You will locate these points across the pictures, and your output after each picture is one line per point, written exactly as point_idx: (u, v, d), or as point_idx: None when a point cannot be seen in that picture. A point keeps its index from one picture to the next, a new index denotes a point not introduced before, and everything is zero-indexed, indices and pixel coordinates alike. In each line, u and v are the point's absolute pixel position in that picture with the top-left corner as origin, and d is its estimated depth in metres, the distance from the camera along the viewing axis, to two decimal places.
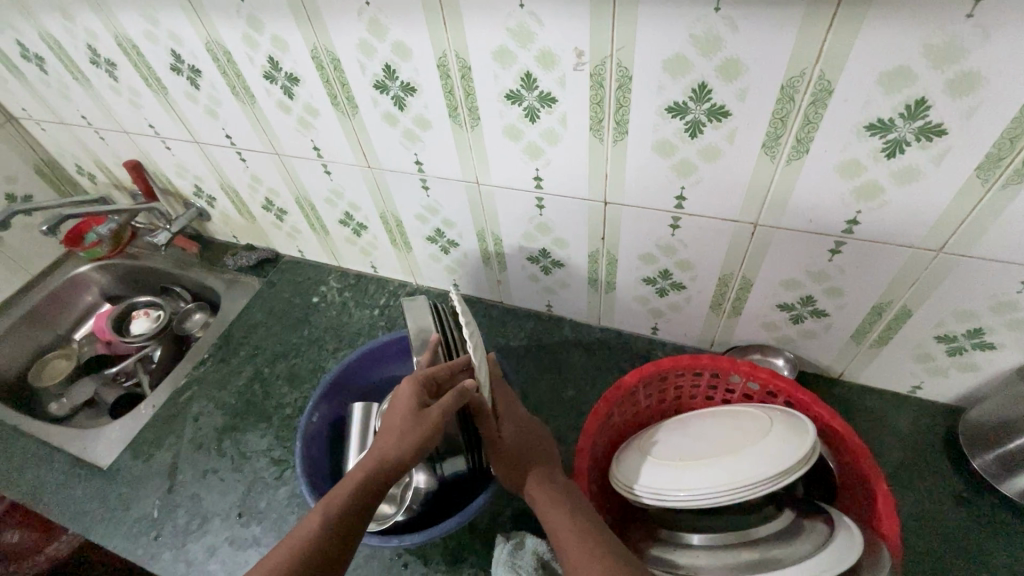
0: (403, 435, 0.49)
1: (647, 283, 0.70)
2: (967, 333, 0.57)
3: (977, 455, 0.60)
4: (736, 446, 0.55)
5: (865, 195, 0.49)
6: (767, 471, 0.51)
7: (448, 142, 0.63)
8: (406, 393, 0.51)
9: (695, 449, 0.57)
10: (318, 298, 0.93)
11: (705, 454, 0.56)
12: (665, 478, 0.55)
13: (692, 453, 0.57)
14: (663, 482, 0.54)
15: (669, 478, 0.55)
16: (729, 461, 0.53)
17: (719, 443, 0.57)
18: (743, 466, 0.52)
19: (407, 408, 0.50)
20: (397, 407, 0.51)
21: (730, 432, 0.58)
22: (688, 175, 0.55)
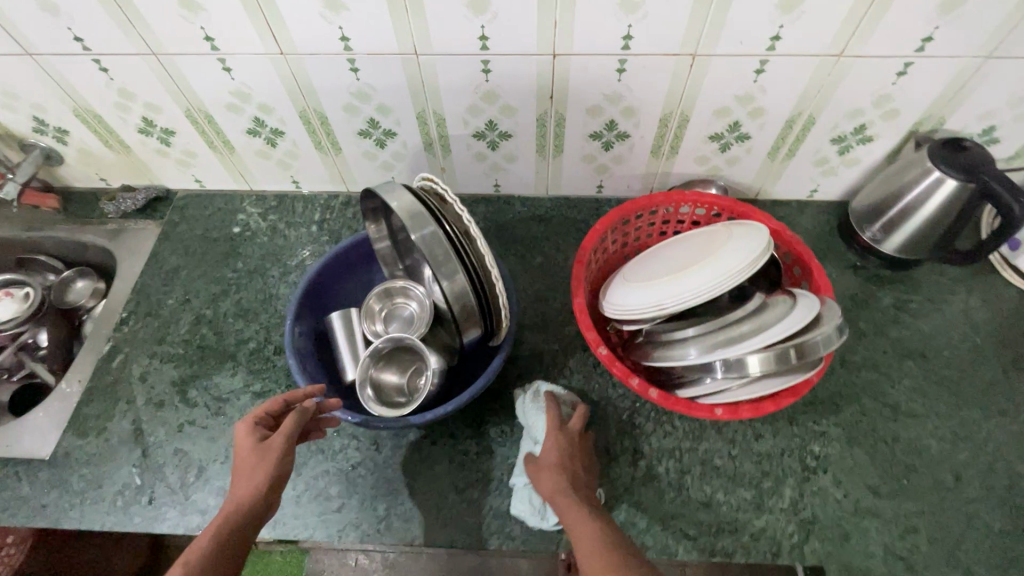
0: (253, 467, 0.48)
1: (593, 139, 0.74)
2: (854, 131, 0.70)
3: (866, 230, 0.75)
4: (707, 253, 0.64)
5: (787, 8, 0.56)
6: (743, 262, 0.60)
7: (380, 6, 0.58)
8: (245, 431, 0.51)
9: (672, 266, 0.65)
10: (240, 227, 0.84)
11: (683, 266, 0.64)
12: (658, 292, 0.62)
13: (671, 269, 0.64)
14: (657, 297, 0.61)
15: (662, 292, 0.62)
16: (709, 265, 0.61)
17: (691, 256, 0.65)
18: (722, 266, 0.61)
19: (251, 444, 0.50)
20: (242, 449, 0.50)
21: (696, 247, 0.66)
22: (635, 11, 0.57)
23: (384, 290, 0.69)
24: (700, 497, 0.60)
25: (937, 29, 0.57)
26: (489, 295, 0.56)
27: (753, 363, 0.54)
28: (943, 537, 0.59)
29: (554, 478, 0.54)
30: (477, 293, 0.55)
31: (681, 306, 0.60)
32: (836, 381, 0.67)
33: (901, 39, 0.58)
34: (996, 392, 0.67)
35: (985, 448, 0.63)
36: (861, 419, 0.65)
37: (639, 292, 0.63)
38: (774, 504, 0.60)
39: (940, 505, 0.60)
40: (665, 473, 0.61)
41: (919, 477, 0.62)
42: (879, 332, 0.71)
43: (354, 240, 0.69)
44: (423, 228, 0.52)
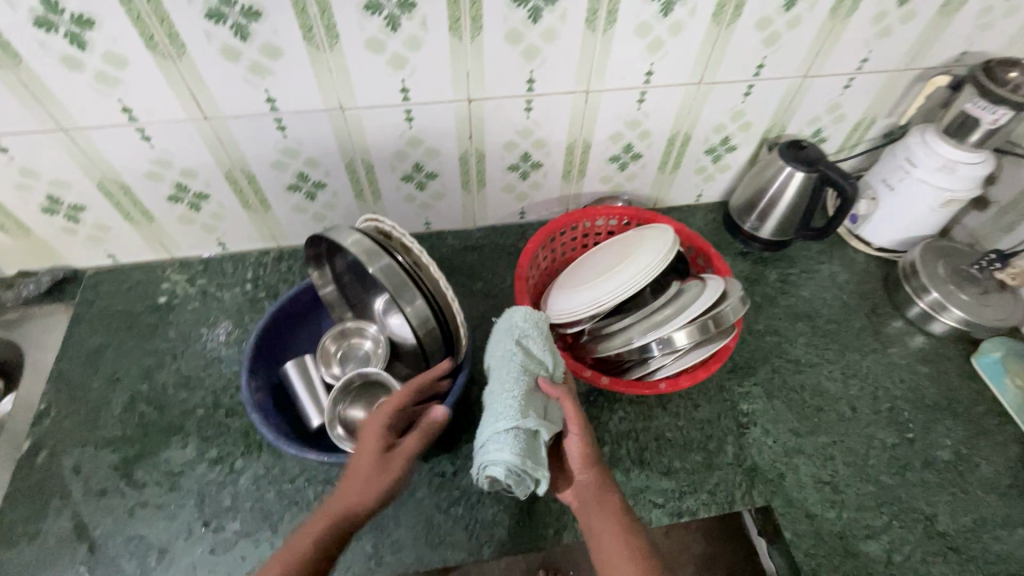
0: (371, 468, 0.52)
1: (511, 170, 0.82)
2: (720, 143, 0.85)
3: (746, 220, 0.89)
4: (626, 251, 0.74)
5: (654, 49, 0.68)
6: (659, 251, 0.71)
7: (305, 68, 0.62)
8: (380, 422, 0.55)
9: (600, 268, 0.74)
10: (166, 296, 0.81)
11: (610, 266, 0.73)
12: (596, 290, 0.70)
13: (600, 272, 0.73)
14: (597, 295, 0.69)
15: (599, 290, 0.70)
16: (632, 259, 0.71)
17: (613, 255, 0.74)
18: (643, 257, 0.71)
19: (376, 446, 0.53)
20: (369, 443, 0.54)
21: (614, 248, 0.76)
22: (535, 59, 0.67)
23: (337, 331, 0.71)
24: (660, 468, 0.68)
25: (766, 58, 0.72)
26: (447, 317, 0.61)
27: (681, 337, 0.64)
28: (854, 459, 0.70)
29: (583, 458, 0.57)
30: (437, 316, 0.59)
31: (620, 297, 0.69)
32: (748, 347, 0.79)
33: (742, 67, 0.73)
34: (866, 334, 0.82)
35: (869, 380, 0.77)
36: (773, 375, 0.76)
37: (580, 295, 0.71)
38: (721, 460, 0.69)
39: (846, 433, 0.72)
40: (627, 453, 0.69)
41: (827, 414, 0.73)
42: (771, 302, 0.85)
43: (300, 288, 0.70)
44: (380, 261, 0.56)
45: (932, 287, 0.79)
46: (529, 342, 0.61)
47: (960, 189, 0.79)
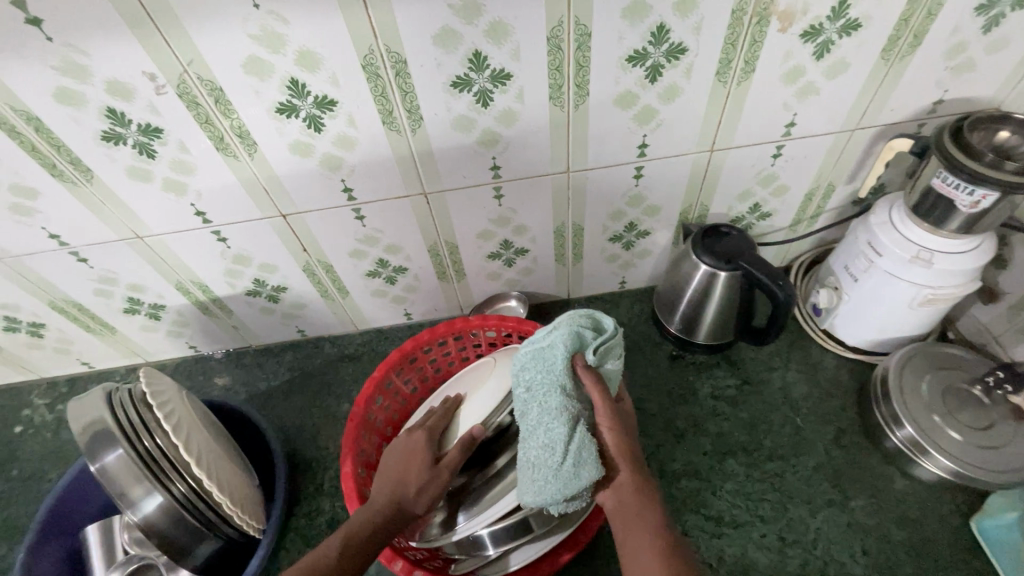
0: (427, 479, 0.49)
1: (373, 277, 0.70)
2: (627, 229, 0.69)
3: (670, 320, 0.72)
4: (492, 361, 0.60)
5: (489, 143, 0.55)
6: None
7: (72, 205, 0.55)
8: (421, 437, 0.52)
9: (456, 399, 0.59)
10: (22, 426, 0.76)
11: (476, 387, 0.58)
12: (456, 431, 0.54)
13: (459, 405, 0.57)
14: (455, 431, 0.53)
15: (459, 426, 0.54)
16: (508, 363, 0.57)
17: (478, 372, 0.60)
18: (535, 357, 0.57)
19: (426, 456, 0.50)
20: (416, 444, 0.52)
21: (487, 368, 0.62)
22: (340, 167, 0.55)
23: None
24: None
25: (646, 136, 0.57)
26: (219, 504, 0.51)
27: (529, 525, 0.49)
28: None
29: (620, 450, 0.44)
30: (203, 508, 0.51)
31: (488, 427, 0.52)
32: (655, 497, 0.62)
33: (619, 148, 0.58)
34: (822, 479, 0.62)
35: (817, 551, 0.57)
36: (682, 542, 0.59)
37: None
38: None
39: None
40: None
41: None
42: (697, 430, 0.67)
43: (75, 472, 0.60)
44: (106, 463, 0.45)
45: (907, 418, 0.59)
46: (552, 454, 0.42)
47: (943, 284, 0.58)
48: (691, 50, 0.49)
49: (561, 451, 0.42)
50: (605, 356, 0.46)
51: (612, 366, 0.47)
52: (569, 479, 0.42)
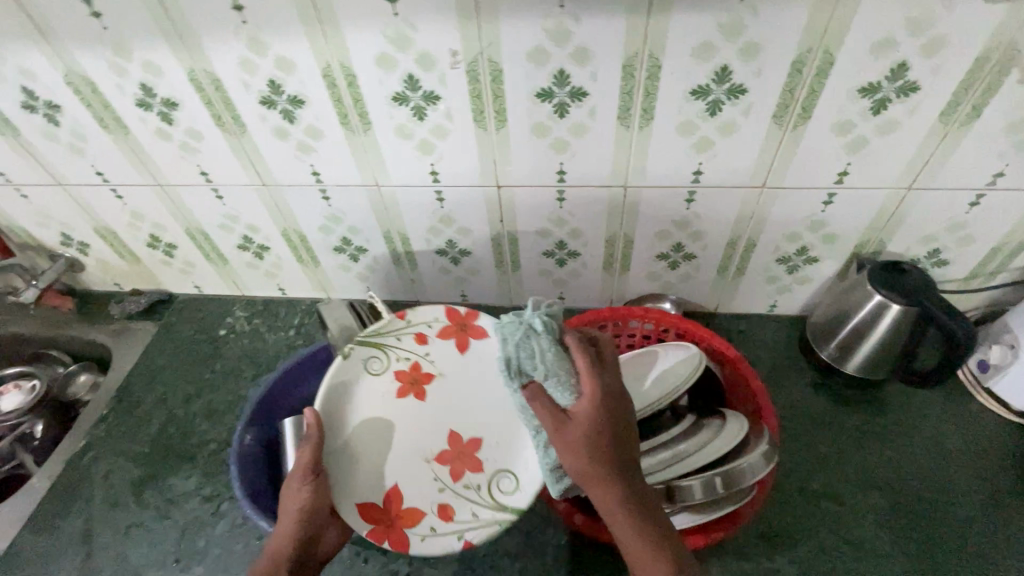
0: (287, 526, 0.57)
1: (547, 256, 0.78)
2: (797, 252, 0.72)
3: (824, 347, 0.73)
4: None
5: (702, 148, 0.61)
6: (370, 375, 0.66)
7: (342, 149, 0.67)
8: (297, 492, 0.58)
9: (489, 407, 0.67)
10: (225, 329, 0.91)
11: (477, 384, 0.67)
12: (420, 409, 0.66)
13: (468, 400, 0.67)
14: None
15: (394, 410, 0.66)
16: (415, 339, 0.68)
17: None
18: (421, 365, 0.68)
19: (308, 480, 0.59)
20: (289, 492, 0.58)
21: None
22: (564, 151, 0.63)
23: None
24: None
25: (850, 164, 0.60)
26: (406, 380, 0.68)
27: (693, 490, 0.51)
28: None
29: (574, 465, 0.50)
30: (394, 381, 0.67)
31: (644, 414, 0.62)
32: (796, 509, 0.63)
33: (819, 172, 0.62)
34: (975, 532, 0.61)
35: None
36: (819, 556, 0.60)
37: (423, 433, 0.66)
38: None
39: None
40: None
41: None
42: (841, 457, 0.67)
43: (285, 363, 0.70)
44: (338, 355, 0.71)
45: None
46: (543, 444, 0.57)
47: None
48: (924, 89, 0.53)
49: (537, 440, 0.57)
50: (524, 355, 0.53)
51: (547, 357, 0.52)
52: (548, 462, 0.57)
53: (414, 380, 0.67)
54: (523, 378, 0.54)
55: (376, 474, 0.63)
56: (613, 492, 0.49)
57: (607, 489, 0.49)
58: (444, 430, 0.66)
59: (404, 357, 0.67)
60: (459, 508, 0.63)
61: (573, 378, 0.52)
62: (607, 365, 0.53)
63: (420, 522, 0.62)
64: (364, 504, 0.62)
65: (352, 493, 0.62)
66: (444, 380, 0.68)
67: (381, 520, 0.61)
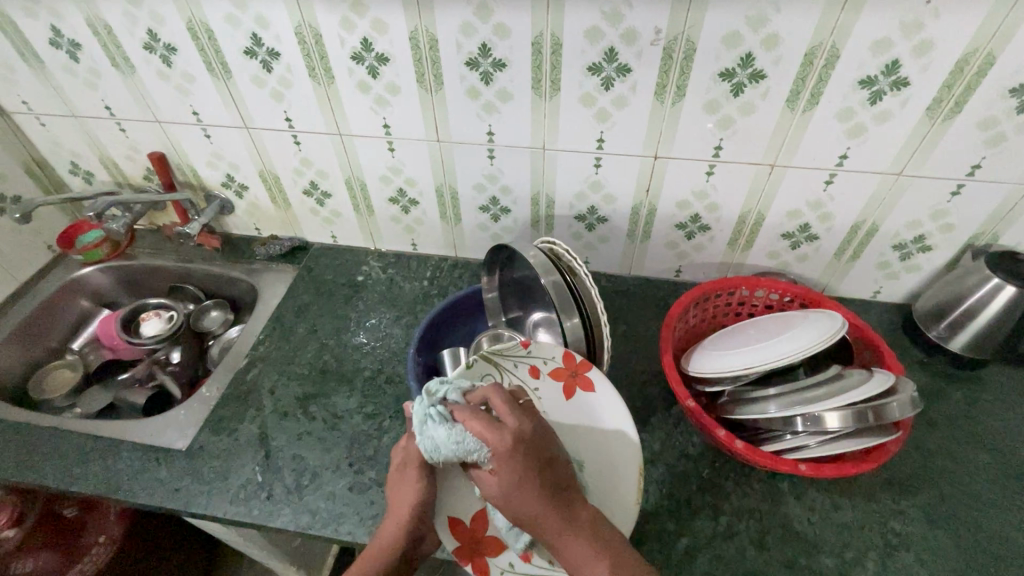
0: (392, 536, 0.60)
1: (678, 228, 0.86)
2: (914, 240, 0.80)
3: (932, 328, 0.81)
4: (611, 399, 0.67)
5: (854, 134, 0.69)
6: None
7: (524, 112, 0.75)
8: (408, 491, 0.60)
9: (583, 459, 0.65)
10: (363, 276, 0.99)
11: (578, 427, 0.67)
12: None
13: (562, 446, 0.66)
14: (763, 359, 0.69)
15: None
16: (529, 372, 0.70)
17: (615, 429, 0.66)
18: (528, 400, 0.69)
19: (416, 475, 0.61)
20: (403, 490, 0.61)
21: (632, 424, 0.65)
22: (728, 128, 0.71)
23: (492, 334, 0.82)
24: (782, 558, 0.63)
25: (984, 158, 0.69)
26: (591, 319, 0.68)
27: (832, 419, 0.60)
28: None
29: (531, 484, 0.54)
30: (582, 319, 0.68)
31: (799, 358, 0.68)
32: (912, 463, 0.71)
33: (954, 164, 0.70)
34: None
35: None
36: (937, 503, 0.67)
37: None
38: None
39: None
40: (744, 531, 0.65)
41: (1007, 568, 0.62)
42: (949, 424, 0.75)
43: (448, 301, 0.79)
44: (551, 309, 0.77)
45: None
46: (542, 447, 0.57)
47: None
48: None
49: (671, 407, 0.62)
50: (432, 447, 0.56)
51: (443, 442, 0.54)
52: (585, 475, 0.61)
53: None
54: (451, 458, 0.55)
55: (467, 498, 0.65)
56: (559, 544, 0.53)
57: (568, 539, 0.53)
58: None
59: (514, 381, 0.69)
60: (539, 551, 0.62)
61: (482, 449, 0.53)
62: (508, 423, 0.55)
63: (502, 554, 0.62)
64: (455, 520, 0.63)
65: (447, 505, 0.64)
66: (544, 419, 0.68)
67: (466, 539, 0.63)
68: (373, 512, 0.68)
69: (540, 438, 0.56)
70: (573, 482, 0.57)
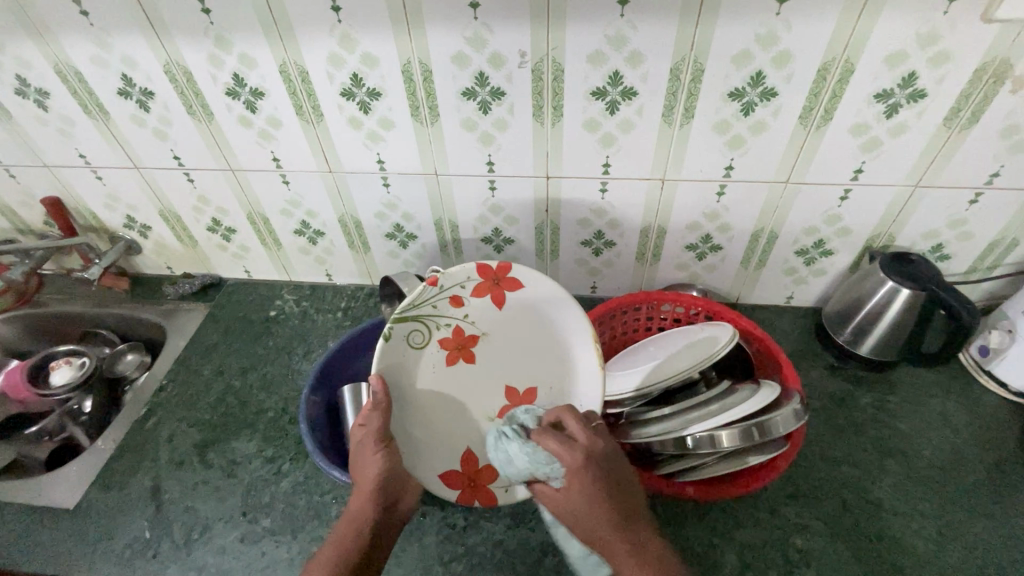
0: (361, 505, 0.57)
1: (585, 245, 0.85)
2: (814, 246, 0.80)
3: (839, 334, 0.80)
4: (548, 301, 0.69)
5: (734, 146, 0.69)
6: (414, 350, 0.67)
7: (409, 139, 0.74)
8: (371, 461, 0.58)
9: (538, 367, 0.72)
10: (276, 311, 0.96)
11: (519, 329, 0.71)
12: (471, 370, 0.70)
13: (513, 359, 0.72)
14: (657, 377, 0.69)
15: (449, 381, 0.69)
16: (451, 303, 0.68)
17: (570, 330, 0.70)
18: (464, 330, 0.69)
19: (375, 448, 0.59)
20: (365, 459, 0.58)
21: (587, 330, 0.69)
22: (611, 145, 0.71)
23: None
24: None
25: (864, 163, 0.69)
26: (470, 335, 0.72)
27: (716, 439, 0.58)
28: None
29: (580, 513, 0.52)
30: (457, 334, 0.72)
31: (693, 374, 0.68)
32: (817, 473, 0.70)
33: (837, 170, 0.70)
34: (983, 494, 0.67)
35: (977, 552, 0.62)
36: (841, 512, 0.66)
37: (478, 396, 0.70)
38: None
39: None
40: None
41: None
42: (857, 429, 0.74)
43: (346, 336, 0.78)
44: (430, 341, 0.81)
45: None
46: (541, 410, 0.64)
47: None
48: (931, 96, 0.61)
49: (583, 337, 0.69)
50: (506, 461, 0.58)
51: (521, 461, 0.56)
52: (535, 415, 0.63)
53: (459, 346, 0.69)
54: (524, 475, 0.57)
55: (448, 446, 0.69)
56: (615, 545, 0.51)
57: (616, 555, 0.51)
58: (500, 386, 0.71)
59: (445, 323, 0.68)
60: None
61: (556, 468, 0.54)
62: (580, 438, 0.54)
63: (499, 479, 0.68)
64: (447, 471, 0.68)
65: (435, 465, 0.67)
66: (489, 340, 0.70)
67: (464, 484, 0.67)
68: (264, 564, 0.65)
69: (610, 452, 0.54)
70: (631, 475, 0.55)
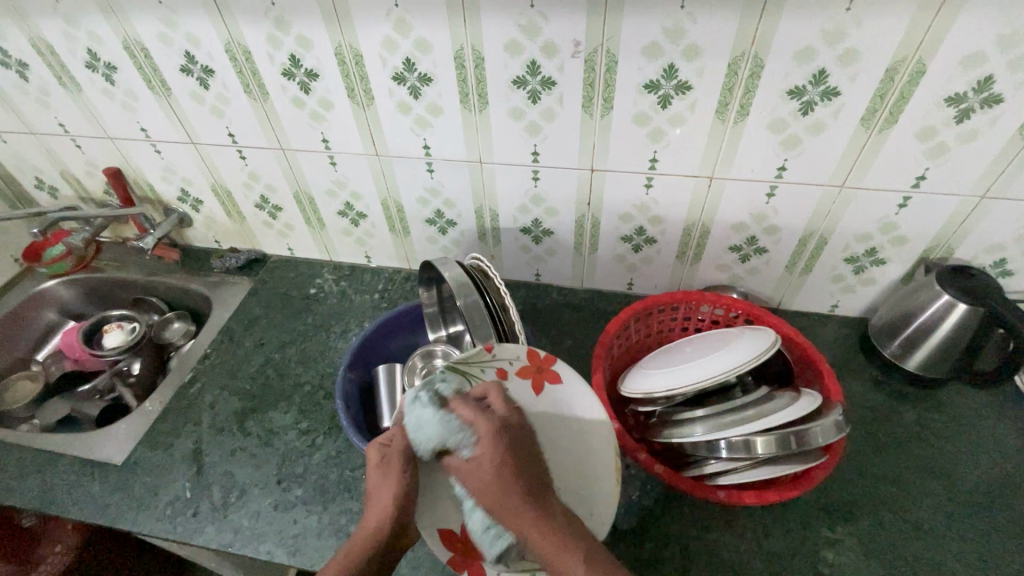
0: (376, 527, 0.54)
1: (625, 241, 0.84)
2: (865, 254, 0.77)
3: (886, 347, 0.77)
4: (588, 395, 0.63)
5: (789, 146, 0.67)
6: None
7: (457, 125, 0.74)
8: (389, 486, 0.55)
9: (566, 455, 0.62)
10: (315, 289, 0.99)
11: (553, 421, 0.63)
12: None
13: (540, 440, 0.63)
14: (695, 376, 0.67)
15: None
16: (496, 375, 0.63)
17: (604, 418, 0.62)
18: None
19: (396, 470, 0.56)
20: (385, 483, 0.55)
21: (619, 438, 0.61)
22: (660, 140, 0.70)
23: (426, 351, 0.83)
24: None
25: (927, 170, 0.65)
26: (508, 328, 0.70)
27: (755, 444, 0.57)
28: None
29: (480, 475, 0.54)
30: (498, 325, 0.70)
31: (732, 376, 0.65)
32: (854, 488, 0.68)
33: (897, 175, 0.67)
34: None
35: None
36: (876, 530, 0.64)
37: None
38: None
39: None
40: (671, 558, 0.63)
41: None
42: (899, 446, 0.71)
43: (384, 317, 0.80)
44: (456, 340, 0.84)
45: None
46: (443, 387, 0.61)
47: None
48: (1007, 102, 0.58)
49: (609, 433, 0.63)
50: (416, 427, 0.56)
51: (432, 426, 0.56)
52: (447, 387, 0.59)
53: None
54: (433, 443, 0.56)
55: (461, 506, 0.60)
56: (507, 517, 0.53)
57: (503, 508, 0.53)
58: None
59: None
60: None
61: (465, 433, 0.56)
62: (498, 411, 0.58)
63: None
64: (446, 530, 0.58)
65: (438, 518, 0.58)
66: None
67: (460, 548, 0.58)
68: (295, 532, 0.67)
69: (510, 436, 0.57)
70: (525, 453, 0.58)
